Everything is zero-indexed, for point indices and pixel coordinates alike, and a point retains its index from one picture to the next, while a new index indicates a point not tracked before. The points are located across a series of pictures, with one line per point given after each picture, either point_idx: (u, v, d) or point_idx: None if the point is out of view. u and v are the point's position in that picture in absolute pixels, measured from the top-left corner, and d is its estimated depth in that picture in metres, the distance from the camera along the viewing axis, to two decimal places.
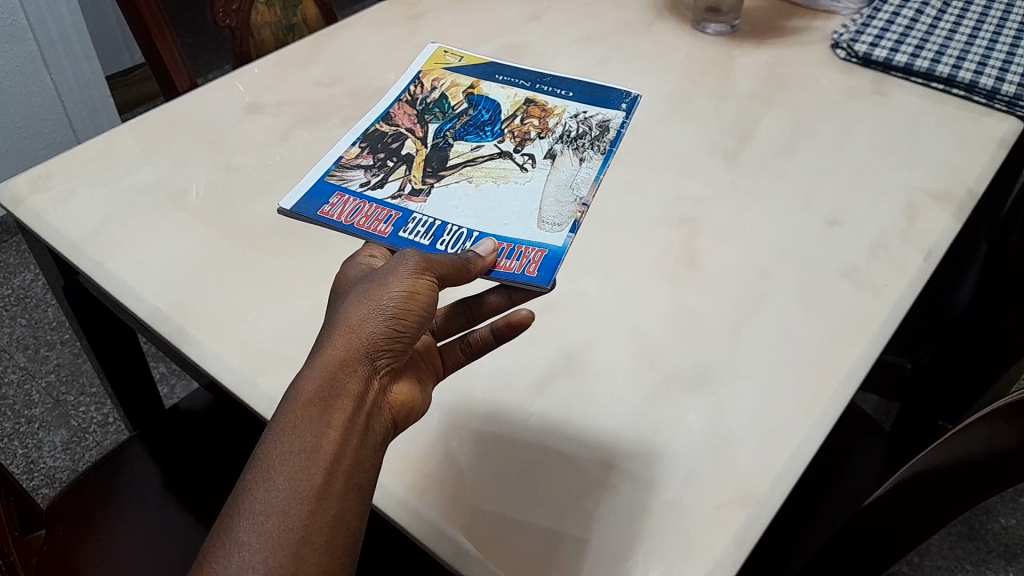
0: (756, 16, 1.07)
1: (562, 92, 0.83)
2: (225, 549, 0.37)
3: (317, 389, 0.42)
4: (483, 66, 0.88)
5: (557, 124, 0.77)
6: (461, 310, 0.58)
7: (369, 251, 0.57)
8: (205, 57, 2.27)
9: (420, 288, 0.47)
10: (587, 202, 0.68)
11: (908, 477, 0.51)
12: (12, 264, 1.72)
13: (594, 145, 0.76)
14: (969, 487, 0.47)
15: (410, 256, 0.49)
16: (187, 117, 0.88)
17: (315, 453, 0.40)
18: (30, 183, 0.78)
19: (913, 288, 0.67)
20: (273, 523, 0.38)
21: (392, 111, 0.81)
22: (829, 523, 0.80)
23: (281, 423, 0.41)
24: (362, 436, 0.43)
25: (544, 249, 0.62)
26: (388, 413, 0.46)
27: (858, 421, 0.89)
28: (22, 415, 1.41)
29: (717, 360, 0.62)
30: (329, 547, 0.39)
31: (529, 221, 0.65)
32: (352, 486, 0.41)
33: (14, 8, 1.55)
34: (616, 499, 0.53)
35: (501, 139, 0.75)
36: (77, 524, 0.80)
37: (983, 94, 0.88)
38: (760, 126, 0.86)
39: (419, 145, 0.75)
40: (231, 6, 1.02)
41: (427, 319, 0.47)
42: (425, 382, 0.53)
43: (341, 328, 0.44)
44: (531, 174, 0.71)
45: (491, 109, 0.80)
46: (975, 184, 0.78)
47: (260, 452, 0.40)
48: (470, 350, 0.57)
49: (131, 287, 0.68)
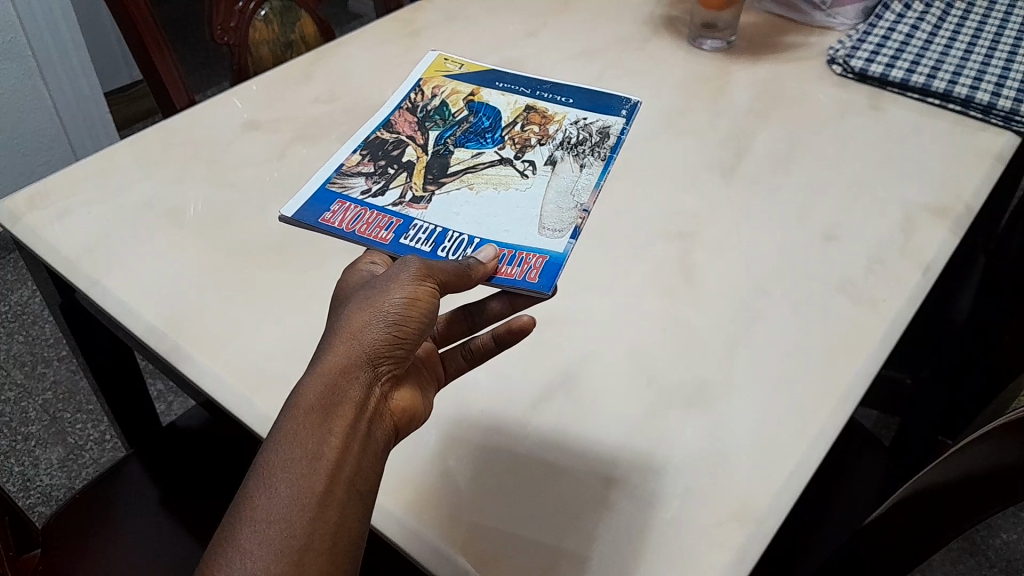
0: (751, 31, 1.07)
1: (562, 98, 0.85)
2: (226, 555, 0.37)
3: (318, 396, 0.42)
4: (484, 73, 0.90)
5: (557, 130, 0.78)
6: (462, 316, 0.59)
7: (369, 258, 0.56)
8: (203, 73, 2.27)
9: (422, 295, 0.47)
10: (587, 208, 0.70)
11: (911, 494, 0.51)
12: (9, 280, 1.72)
13: (593, 152, 0.77)
14: (971, 505, 0.47)
15: (411, 262, 0.49)
16: (184, 134, 0.88)
17: (317, 460, 0.40)
18: (26, 201, 0.77)
19: (910, 303, 0.67)
20: (274, 530, 0.38)
21: (393, 118, 0.82)
22: (829, 540, 0.79)
23: (282, 429, 0.41)
24: (363, 443, 0.43)
25: (544, 256, 0.62)
26: (389, 421, 0.45)
27: (857, 436, 0.89)
28: (17, 433, 1.40)
29: (715, 377, 0.62)
30: (330, 554, 0.39)
31: (530, 228, 0.65)
32: (353, 494, 0.41)
33: (12, 25, 1.55)
34: (615, 517, 0.53)
35: (502, 145, 0.76)
36: (72, 543, 0.80)
37: (979, 109, 0.88)
38: (756, 141, 0.86)
39: (420, 151, 0.76)
40: (229, 23, 1.02)
41: (428, 326, 0.47)
42: (427, 389, 0.52)
43: (342, 335, 0.44)
44: (531, 180, 0.72)
45: (491, 116, 0.81)
46: (972, 199, 0.78)
47: (261, 459, 0.40)
48: (471, 357, 0.57)
49: (127, 304, 0.68)
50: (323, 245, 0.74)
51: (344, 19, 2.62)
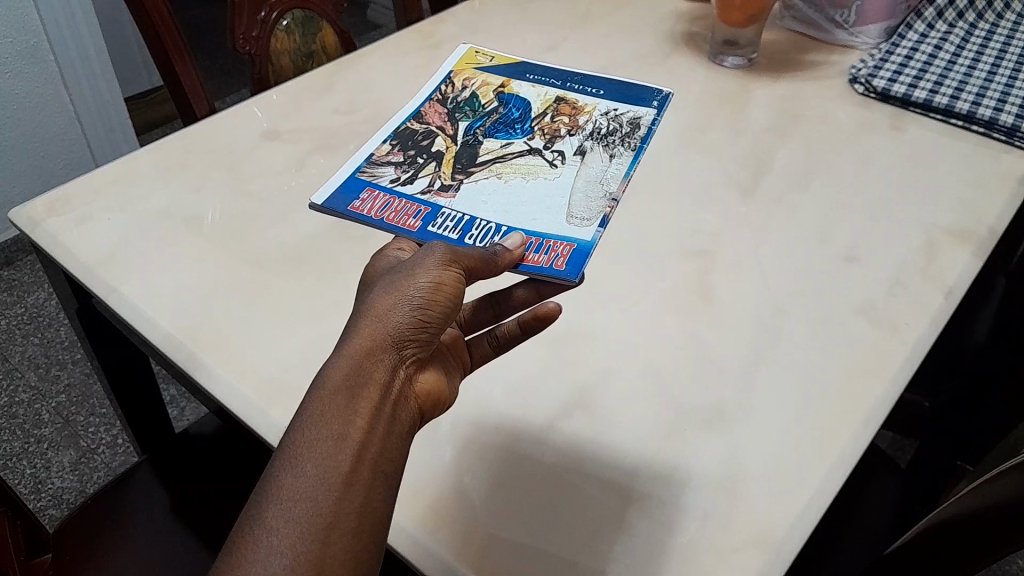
0: (772, 48, 1.07)
1: (592, 90, 0.88)
2: (254, 533, 0.37)
3: (343, 378, 0.42)
4: (515, 66, 0.93)
5: (587, 121, 0.81)
6: (489, 304, 0.58)
7: (397, 245, 0.56)
8: (223, 79, 2.29)
9: (447, 280, 0.47)
10: (615, 198, 0.72)
11: (946, 522, 0.50)
12: (26, 283, 1.73)
13: (624, 142, 0.80)
14: (996, 534, 0.46)
15: (438, 248, 0.49)
16: (205, 142, 0.88)
17: (342, 440, 0.40)
18: (47, 207, 0.78)
19: (932, 328, 0.66)
20: (301, 508, 0.38)
21: (423, 110, 0.85)
22: (845, 565, 0.78)
23: (309, 410, 0.41)
24: (389, 425, 0.42)
25: (572, 244, 0.64)
26: (415, 402, 0.45)
27: (874, 457, 0.88)
28: (31, 435, 1.41)
29: (733, 398, 0.61)
30: (355, 533, 0.39)
31: (559, 217, 0.67)
32: (378, 475, 0.41)
33: (35, 30, 1.57)
34: (629, 539, 0.52)
35: (531, 136, 0.79)
36: (81, 551, 0.79)
37: (1001, 130, 0.87)
38: (776, 160, 0.86)
39: (449, 142, 0.78)
40: (251, 33, 1.02)
41: (454, 310, 0.47)
42: (452, 375, 0.52)
43: (368, 318, 0.44)
44: (560, 170, 0.74)
45: (521, 107, 0.84)
46: (995, 223, 0.77)
47: (289, 439, 0.40)
48: (497, 345, 0.57)
49: (144, 312, 0.68)
50: (338, 257, 0.74)
51: (364, 28, 2.65)
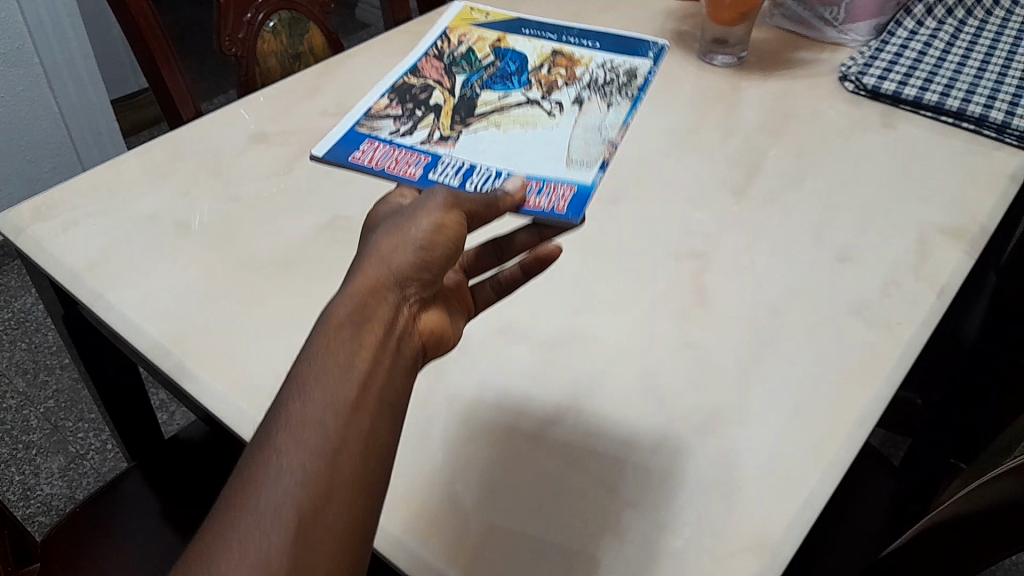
0: (762, 47, 1.06)
1: (589, 43, 0.85)
2: (264, 456, 0.37)
3: (347, 313, 0.42)
4: (510, 22, 0.90)
5: (584, 72, 0.78)
6: (493, 248, 0.59)
7: (398, 192, 0.55)
8: (211, 80, 2.28)
9: (450, 223, 0.47)
10: (615, 142, 0.69)
11: (945, 523, 0.49)
12: (12, 287, 1.72)
13: (621, 91, 0.77)
14: (998, 537, 0.45)
15: (439, 191, 0.49)
16: (192, 145, 0.87)
17: (349, 369, 0.40)
18: (32, 212, 0.77)
19: (925, 328, 0.66)
20: (308, 432, 0.38)
21: (420, 65, 0.81)
22: (840, 567, 0.78)
23: (315, 342, 0.41)
24: (393, 359, 0.43)
25: (573, 187, 0.63)
26: (417, 341, 0.45)
27: (868, 456, 0.87)
28: (19, 441, 1.39)
29: (727, 401, 0.60)
30: (365, 458, 0.38)
31: (560, 162, 0.66)
32: (385, 405, 0.41)
33: (19, 32, 1.55)
34: (623, 545, 0.52)
35: (529, 87, 0.77)
36: (71, 560, 0.78)
37: (992, 128, 0.87)
38: (767, 160, 0.85)
39: (447, 96, 0.76)
40: (237, 35, 1.01)
41: (457, 253, 0.47)
42: (456, 316, 0.52)
43: (373, 257, 0.44)
44: (558, 118, 0.72)
45: (518, 61, 0.81)
46: (987, 221, 0.77)
47: (296, 369, 0.40)
48: (501, 288, 0.58)
49: (131, 319, 0.67)
50: (327, 261, 0.73)
51: (352, 28, 2.64)
